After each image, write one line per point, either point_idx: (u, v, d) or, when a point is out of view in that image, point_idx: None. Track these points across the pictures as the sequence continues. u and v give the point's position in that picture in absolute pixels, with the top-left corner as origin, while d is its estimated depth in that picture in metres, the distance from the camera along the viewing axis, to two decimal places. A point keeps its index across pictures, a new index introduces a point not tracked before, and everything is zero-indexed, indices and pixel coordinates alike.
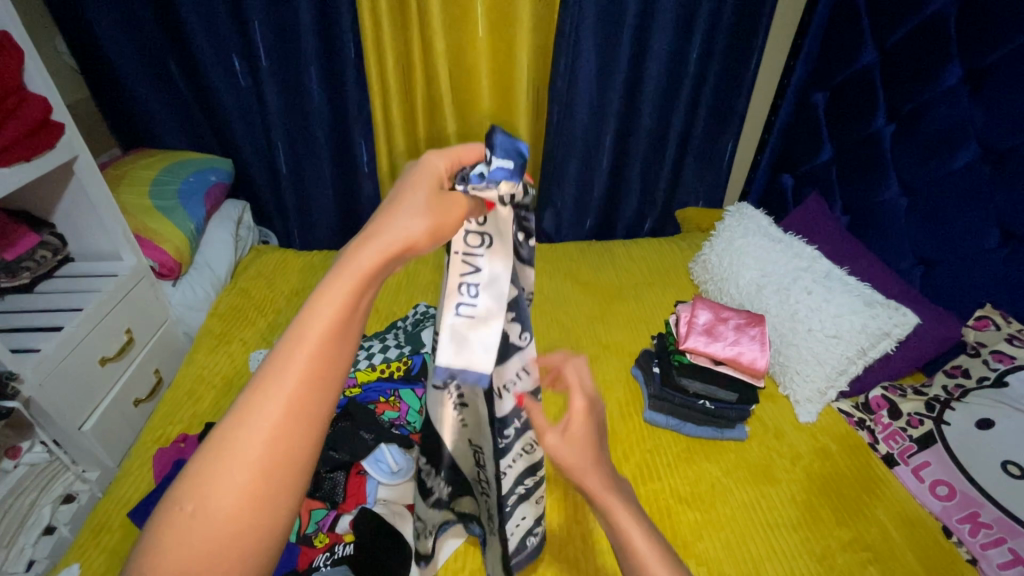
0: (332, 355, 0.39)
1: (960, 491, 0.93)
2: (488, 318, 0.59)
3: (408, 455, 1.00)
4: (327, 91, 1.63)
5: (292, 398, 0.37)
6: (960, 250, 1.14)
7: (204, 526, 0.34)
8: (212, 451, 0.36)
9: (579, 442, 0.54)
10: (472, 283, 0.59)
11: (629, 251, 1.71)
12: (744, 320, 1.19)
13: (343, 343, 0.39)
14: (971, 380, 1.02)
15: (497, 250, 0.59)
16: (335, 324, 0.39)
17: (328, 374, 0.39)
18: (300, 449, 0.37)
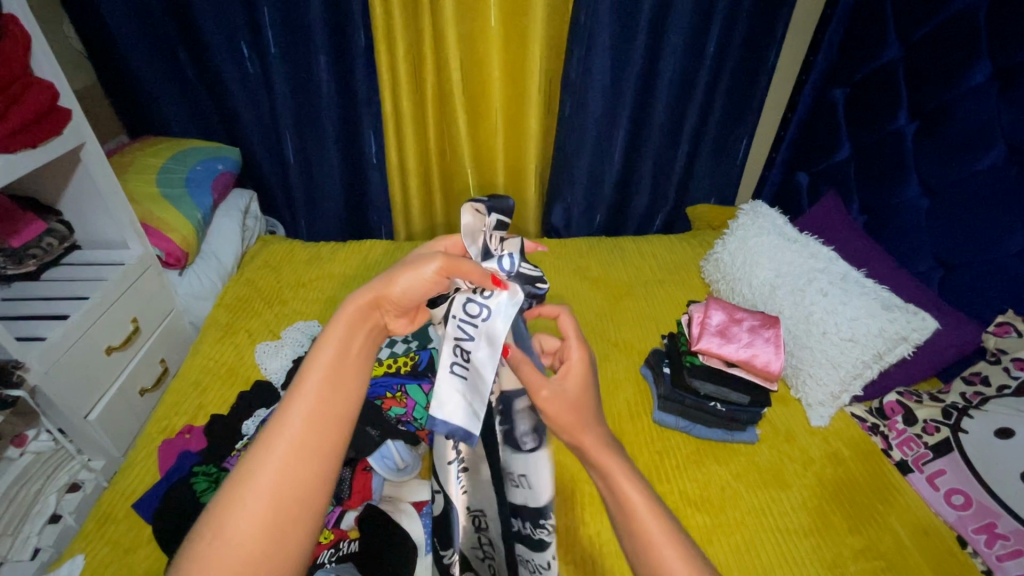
0: (326, 400, 0.49)
1: (977, 501, 0.91)
2: (477, 385, 0.59)
3: (414, 451, 0.99)
4: (337, 80, 1.61)
5: (296, 440, 0.47)
6: (982, 254, 1.11)
7: (223, 552, 0.42)
8: (230, 490, 0.45)
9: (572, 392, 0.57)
10: (466, 347, 0.60)
11: (639, 248, 1.69)
12: (758, 322, 1.16)
13: (338, 387, 0.50)
14: (992, 389, 1.00)
15: (495, 321, 0.60)
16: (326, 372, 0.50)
17: (324, 419, 0.48)
18: (303, 482, 0.46)
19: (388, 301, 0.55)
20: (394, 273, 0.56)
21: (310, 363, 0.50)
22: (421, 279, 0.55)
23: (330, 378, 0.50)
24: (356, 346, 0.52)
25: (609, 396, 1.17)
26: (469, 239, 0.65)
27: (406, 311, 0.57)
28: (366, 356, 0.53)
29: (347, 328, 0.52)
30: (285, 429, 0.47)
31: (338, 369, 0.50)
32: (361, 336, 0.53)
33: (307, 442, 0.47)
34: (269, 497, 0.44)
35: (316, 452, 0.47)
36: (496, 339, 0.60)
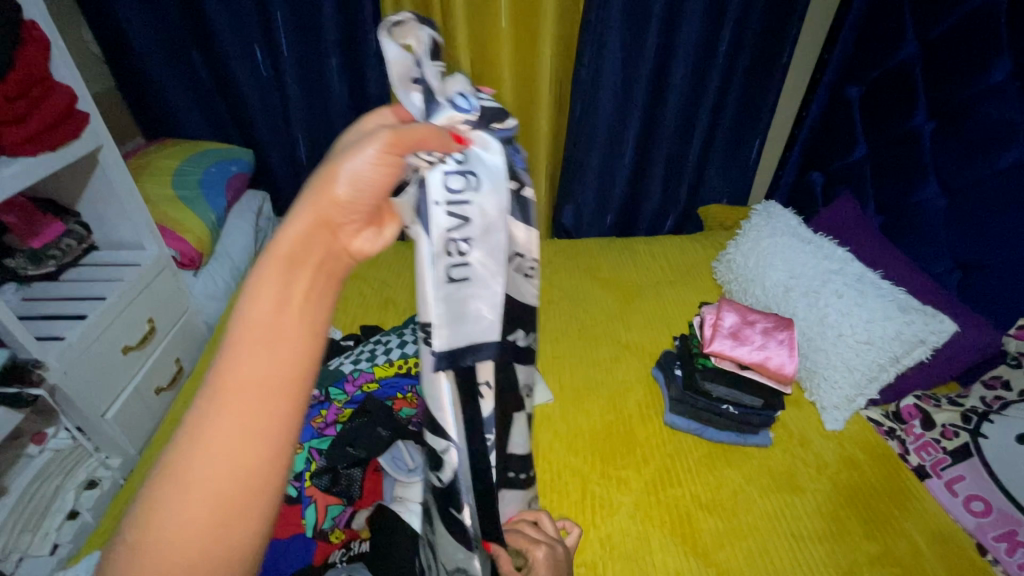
0: (260, 400, 0.33)
1: (998, 508, 0.89)
2: (487, 282, 0.56)
3: None
4: (349, 82, 1.62)
5: (226, 439, 0.32)
6: (1000, 255, 1.08)
7: None
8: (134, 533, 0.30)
9: None
10: (458, 239, 0.54)
11: (651, 249, 1.68)
12: (772, 324, 1.14)
13: (278, 349, 0.34)
14: (1011, 394, 0.98)
15: (484, 195, 0.53)
16: (261, 329, 0.34)
17: (268, 411, 0.33)
18: (221, 530, 0.31)
19: (340, 204, 0.39)
20: (333, 169, 0.39)
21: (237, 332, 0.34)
22: (365, 169, 0.40)
23: (260, 341, 0.34)
24: (301, 293, 0.36)
25: (620, 397, 1.17)
26: (406, 90, 0.52)
27: (366, 212, 0.40)
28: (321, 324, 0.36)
29: (286, 266, 0.35)
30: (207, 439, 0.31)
31: (281, 323, 0.34)
32: (306, 277, 0.36)
33: (229, 467, 0.32)
34: (190, 541, 0.30)
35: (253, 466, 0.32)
36: (492, 222, 0.54)
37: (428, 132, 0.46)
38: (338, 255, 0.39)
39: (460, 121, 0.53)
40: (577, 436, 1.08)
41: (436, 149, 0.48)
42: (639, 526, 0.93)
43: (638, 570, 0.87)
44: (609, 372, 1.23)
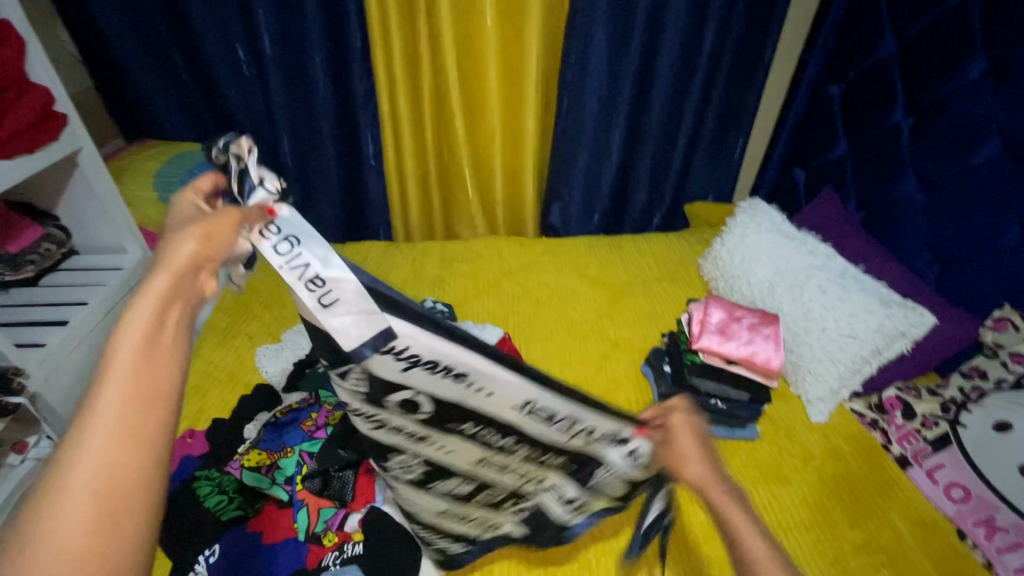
0: (124, 435, 0.39)
1: (976, 494, 0.92)
2: (339, 287, 0.57)
3: None
4: (334, 81, 1.60)
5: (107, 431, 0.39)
6: (977, 249, 1.11)
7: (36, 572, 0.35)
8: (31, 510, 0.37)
9: (681, 450, 0.67)
10: (310, 275, 0.56)
11: (638, 246, 1.69)
12: (758, 319, 1.15)
13: (155, 361, 0.42)
14: (989, 383, 1.01)
15: (309, 237, 0.57)
16: (141, 345, 0.42)
17: (142, 408, 0.40)
18: (102, 508, 0.37)
19: (199, 255, 0.47)
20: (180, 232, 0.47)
21: (107, 376, 0.40)
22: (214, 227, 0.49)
23: (140, 357, 0.41)
24: (171, 323, 0.44)
25: (611, 395, 1.18)
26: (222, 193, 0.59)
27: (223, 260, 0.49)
28: (178, 359, 0.43)
29: (161, 301, 0.44)
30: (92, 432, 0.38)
31: (157, 345, 0.42)
32: (176, 309, 0.44)
33: (110, 451, 0.38)
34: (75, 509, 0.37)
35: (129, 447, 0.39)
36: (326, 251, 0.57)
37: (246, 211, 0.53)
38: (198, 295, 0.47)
39: (263, 198, 0.57)
40: None
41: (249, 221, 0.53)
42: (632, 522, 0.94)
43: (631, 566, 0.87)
44: (599, 370, 1.24)
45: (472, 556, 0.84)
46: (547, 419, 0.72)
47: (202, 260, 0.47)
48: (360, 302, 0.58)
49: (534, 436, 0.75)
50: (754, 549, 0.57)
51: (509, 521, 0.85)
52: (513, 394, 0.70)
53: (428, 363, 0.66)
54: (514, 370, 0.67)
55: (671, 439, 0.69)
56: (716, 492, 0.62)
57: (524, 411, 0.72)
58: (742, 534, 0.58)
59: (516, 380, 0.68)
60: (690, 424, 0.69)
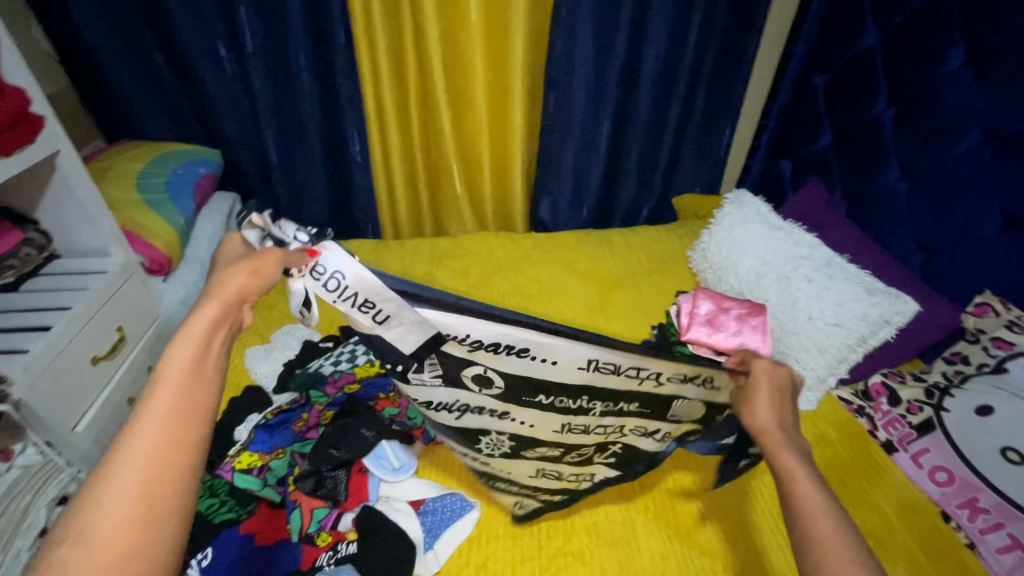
0: (165, 444, 0.48)
1: (960, 477, 0.93)
2: (392, 308, 0.71)
3: (410, 451, 0.99)
4: (319, 79, 1.59)
5: (152, 439, 0.48)
6: (959, 236, 1.13)
7: (84, 555, 0.43)
8: (83, 505, 0.45)
9: (756, 401, 0.70)
10: (359, 304, 0.71)
11: (628, 240, 1.70)
12: (746, 310, 1.09)
13: (196, 382, 0.51)
14: (971, 367, 1.02)
15: (347, 271, 0.69)
16: (186, 368, 0.52)
17: (181, 423, 0.49)
18: (138, 507, 0.45)
19: (239, 292, 0.58)
20: (228, 270, 0.59)
21: (153, 394, 0.50)
22: (256, 265, 0.60)
23: (184, 379, 0.51)
24: (213, 351, 0.54)
25: None
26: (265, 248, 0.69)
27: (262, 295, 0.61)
28: (214, 383, 0.53)
29: (207, 330, 0.54)
30: (139, 441, 0.47)
31: (198, 370, 0.52)
32: (217, 339, 0.55)
33: (150, 459, 0.47)
34: (121, 505, 0.45)
35: (168, 453, 0.48)
36: (361, 281, 0.69)
37: (274, 258, 0.62)
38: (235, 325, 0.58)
39: (303, 243, 0.68)
40: None
41: (291, 263, 0.66)
42: (624, 513, 0.95)
43: (624, 556, 0.88)
44: None
45: (569, 501, 0.95)
46: (613, 371, 0.82)
47: (243, 295, 0.59)
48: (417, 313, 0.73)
49: (611, 391, 0.85)
50: (807, 499, 0.60)
51: (603, 466, 0.95)
52: (574, 355, 0.80)
53: (490, 344, 0.79)
54: (564, 337, 0.77)
55: (748, 390, 0.72)
56: (777, 442, 0.66)
57: (589, 369, 0.83)
58: (798, 482, 0.62)
59: (572, 343, 0.78)
60: (772, 375, 0.71)
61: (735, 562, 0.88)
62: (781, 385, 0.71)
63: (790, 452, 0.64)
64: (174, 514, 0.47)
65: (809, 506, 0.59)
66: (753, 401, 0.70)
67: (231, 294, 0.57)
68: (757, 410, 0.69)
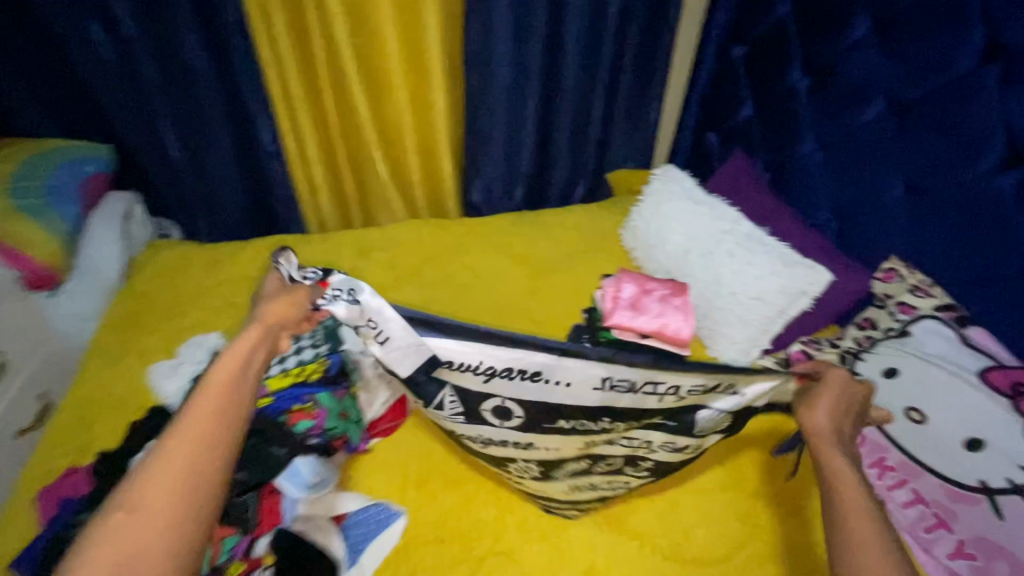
0: (210, 435, 0.66)
1: (870, 437, 0.97)
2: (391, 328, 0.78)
3: (329, 464, 0.94)
4: (214, 62, 1.44)
5: (200, 428, 0.66)
6: (869, 204, 1.16)
7: (140, 513, 0.61)
8: (145, 475, 0.63)
9: (819, 403, 0.76)
10: (365, 324, 0.78)
11: (561, 219, 1.67)
12: (668, 290, 1.10)
13: (236, 387, 0.71)
14: (879, 331, 1.06)
15: (356, 298, 0.77)
16: (230, 375, 0.71)
17: (222, 419, 0.68)
18: (184, 481, 0.63)
19: (276, 320, 0.77)
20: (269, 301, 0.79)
21: (203, 394, 0.69)
22: (286, 300, 0.77)
23: (228, 384, 0.70)
24: (253, 365, 0.73)
25: None
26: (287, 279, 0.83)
27: (294, 321, 0.79)
28: (250, 389, 0.72)
29: (250, 348, 0.74)
30: (187, 429, 0.66)
31: (240, 377, 0.71)
32: (258, 355, 0.74)
33: (195, 445, 0.65)
34: (170, 478, 0.63)
35: (210, 441, 0.66)
36: (371, 306, 0.77)
37: (295, 294, 0.78)
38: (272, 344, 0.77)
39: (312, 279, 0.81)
40: None
41: (303, 296, 0.79)
42: (555, 504, 0.94)
43: (556, 550, 0.88)
44: None
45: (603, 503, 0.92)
46: (630, 389, 0.80)
47: (278, 320, 0.77)
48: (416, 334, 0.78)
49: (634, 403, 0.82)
50: (845, 498, 0.68)
51: (635, 476, 0.90)
52: (589, 377, 0.79)
53: (505, 371, 0.80)
54: (569, 352, 0.77)
55: (822, 386, 0.77)
56: (828, 450, 0.72)
57: (606, 388, 0.80)
58: (840, 486, 0.69)
59: (583, 366, 0.78)
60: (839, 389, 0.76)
61: (665, 543, 0.89)
62: (845, 390, 0.76)
63: (835, 451, 0.72)
64: (210, 490, 0.65)
65: (852, 512, 0.67)
66: (819, 400, 0.76)
67: (269, 318, 0.76)
68: (817, 408, 0.75)
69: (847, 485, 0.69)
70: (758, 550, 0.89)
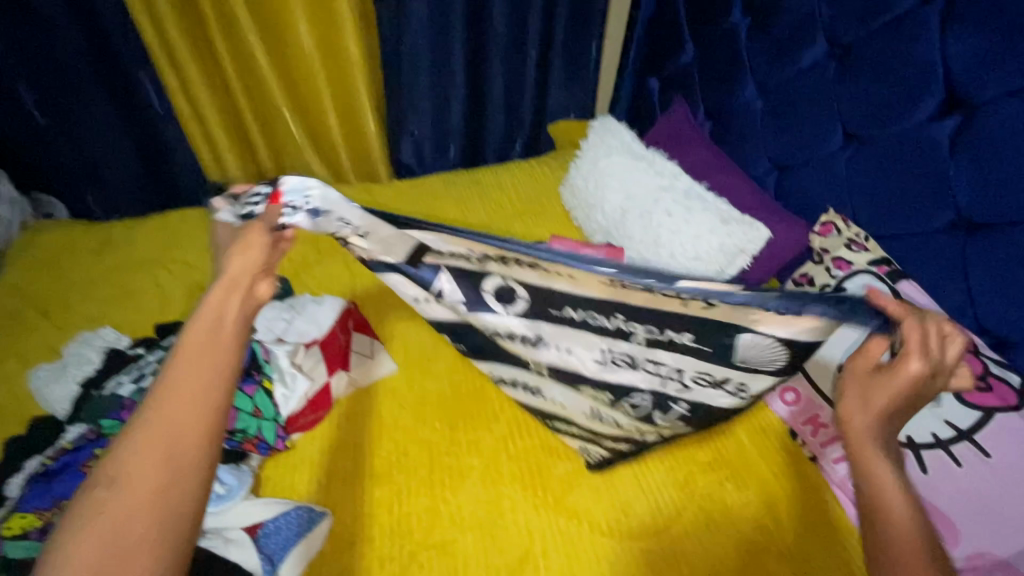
0: (190, 402, 0.56)
1: (805, 396, 0.97)
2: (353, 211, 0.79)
3: (241, 469, 0.87)
4: (72, 11, 1.35)
5: (179, 395, 0.56)
6: (807, 155, 1.11)
7: (121, 496, 0.50)
8: (118, 457, 0.53)
9: (867, 400, 0.61)
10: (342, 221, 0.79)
11: (499, 179, 1.57)
12: (603, 256, 1.03)
13: (216, 346, 0.61)
14: (815, 289, 1.03)
15: (314, 197, 0.77)
16: (205, 336, 0.61)
17: (207, 383, 0.58)
18: (169, 456, 0.53)
19: (237, 273, 0.67)
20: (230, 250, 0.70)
21: (179, 359, 0.59)
22: (247, 242, 0.70)
23: (204, 345, 0.60)
24: (229, 323, 0.63)
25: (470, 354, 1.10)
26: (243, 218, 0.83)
27: (267, 269, 0.70)
28: (233, 348, 0.62)
29: (221, 307, 0.64)
30: (162, 399, 0.56)
31: (216, 336, 0.61)
32: (233, 311, 0.64)
33: (176, 415, 0.55)
34: (149, 456, 0.53)
35: (195, 408, 0.56)
36: (333, 199, 0.77)
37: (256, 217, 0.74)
38: (249, 299, 0.67)
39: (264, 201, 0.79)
40: (426, 401, 1.02)
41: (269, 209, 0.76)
42: (490, 489, 0.90)
43: (491, 537, 0.84)
44: None
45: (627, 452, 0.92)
46: (646, 290, 0.68)
47: (246, 270, 0.68)
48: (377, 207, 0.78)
49: (660, 314, 0.72)
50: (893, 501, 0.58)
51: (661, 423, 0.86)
52: (595, 275, 0.70)
53: (497, 258, 0.76)
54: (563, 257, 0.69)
55: (899, 367, 0.59)
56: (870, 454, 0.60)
57: (614, 287, 0.71)
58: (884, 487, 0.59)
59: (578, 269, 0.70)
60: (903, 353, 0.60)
61: (603, 520, 0.87)
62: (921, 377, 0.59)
63: (880, 460, 0.60)
64: (201, 465, 0.55)
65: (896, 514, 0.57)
66: (869, 394, 0.61)
67: (235, 273, 0.67)
68: (851, 407, 0.62)
69: (888, 482, 0.59)
70: (694, 517, 0.87)
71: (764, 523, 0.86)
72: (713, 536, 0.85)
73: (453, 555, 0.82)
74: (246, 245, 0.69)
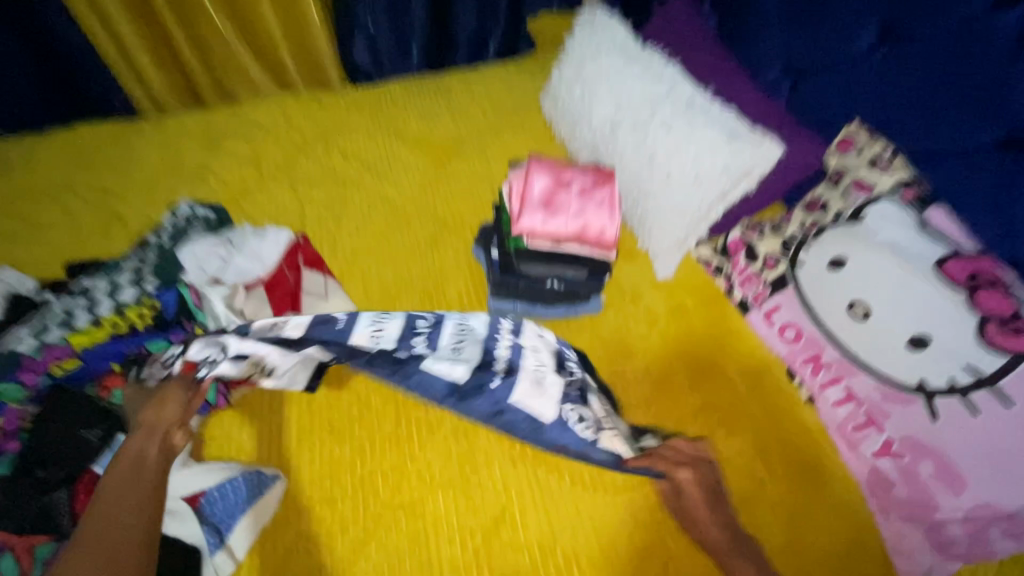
0: (113, 535, 0.61)
1: (806, 334, 0.89)
2: (286, 327, 0.77)
3: None
4: None
5: (107, 526, 0.62)
6: (831, 55, 0.95)
7: None
8: None
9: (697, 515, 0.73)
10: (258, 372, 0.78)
11: (471, 87, 1.35)
12: (590, 180, 0.88)
13: (139, 480, 0.67)
14: (828, 216, 0.91)
15: (218, 366, 0.76)
16: (128, 475, 0.67)
17: (132, 513, 0.63)
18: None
19: (156, 415, 0.73)
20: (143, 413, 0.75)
21: (101, 503, 0.64)
22: (166, 397, 0.75)
23: (129, 472, 0.67)
24: (150, 462, 0.69)
25: (438, 294, 0.98)
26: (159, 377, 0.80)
27: (181, 418, 0.74)
28: (155, 483, 0.67)
29: (140, 442, 0.70)
30: (87, 537, 0.60)
31: (140, 481, 0.67)
32: (156, 442, 0.71)
33: (102, 548, 0.59)
34: None
35: (122, 528, 0.62)
36: (239, 344, 0.76)
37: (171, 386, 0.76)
38: (168, 448, 0.72)
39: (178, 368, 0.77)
40: None
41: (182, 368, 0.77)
42: (462, 442, 0.82)
43: (463, 495, 0.77)
44: (422, 261, 1.02)
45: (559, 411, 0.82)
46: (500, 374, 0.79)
47: (162, 424, 0.73)
48: (307, 332, 0.77)
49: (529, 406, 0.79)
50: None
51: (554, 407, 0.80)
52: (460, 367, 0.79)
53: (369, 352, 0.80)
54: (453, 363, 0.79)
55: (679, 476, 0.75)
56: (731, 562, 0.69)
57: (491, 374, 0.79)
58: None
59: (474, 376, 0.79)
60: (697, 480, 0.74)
61: (585, 472, 0.80)
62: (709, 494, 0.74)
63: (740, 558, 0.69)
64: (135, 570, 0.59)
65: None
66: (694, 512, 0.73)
67: (149, 424, 0.72)
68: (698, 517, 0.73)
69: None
70: None
71: (754, 471, 0.81)
72: (613, 496, 0.78)
73: (421, 518, 0.74)
74: (161, 399, 0.75)
